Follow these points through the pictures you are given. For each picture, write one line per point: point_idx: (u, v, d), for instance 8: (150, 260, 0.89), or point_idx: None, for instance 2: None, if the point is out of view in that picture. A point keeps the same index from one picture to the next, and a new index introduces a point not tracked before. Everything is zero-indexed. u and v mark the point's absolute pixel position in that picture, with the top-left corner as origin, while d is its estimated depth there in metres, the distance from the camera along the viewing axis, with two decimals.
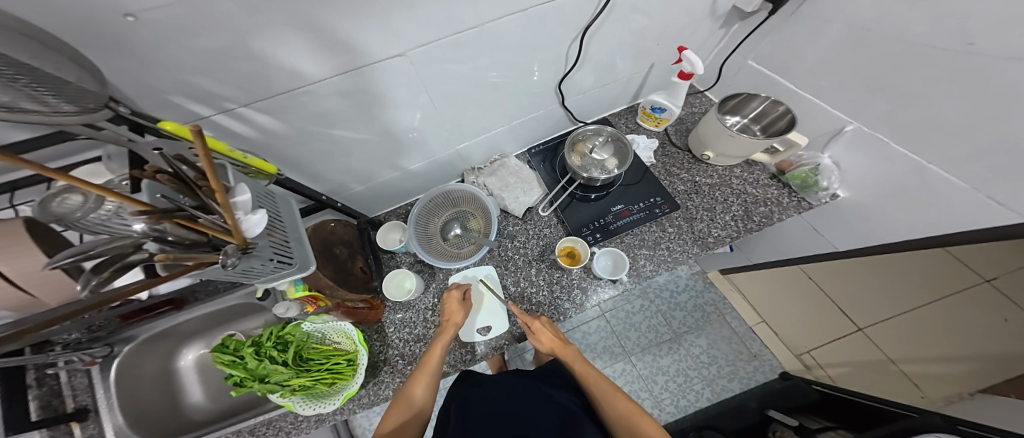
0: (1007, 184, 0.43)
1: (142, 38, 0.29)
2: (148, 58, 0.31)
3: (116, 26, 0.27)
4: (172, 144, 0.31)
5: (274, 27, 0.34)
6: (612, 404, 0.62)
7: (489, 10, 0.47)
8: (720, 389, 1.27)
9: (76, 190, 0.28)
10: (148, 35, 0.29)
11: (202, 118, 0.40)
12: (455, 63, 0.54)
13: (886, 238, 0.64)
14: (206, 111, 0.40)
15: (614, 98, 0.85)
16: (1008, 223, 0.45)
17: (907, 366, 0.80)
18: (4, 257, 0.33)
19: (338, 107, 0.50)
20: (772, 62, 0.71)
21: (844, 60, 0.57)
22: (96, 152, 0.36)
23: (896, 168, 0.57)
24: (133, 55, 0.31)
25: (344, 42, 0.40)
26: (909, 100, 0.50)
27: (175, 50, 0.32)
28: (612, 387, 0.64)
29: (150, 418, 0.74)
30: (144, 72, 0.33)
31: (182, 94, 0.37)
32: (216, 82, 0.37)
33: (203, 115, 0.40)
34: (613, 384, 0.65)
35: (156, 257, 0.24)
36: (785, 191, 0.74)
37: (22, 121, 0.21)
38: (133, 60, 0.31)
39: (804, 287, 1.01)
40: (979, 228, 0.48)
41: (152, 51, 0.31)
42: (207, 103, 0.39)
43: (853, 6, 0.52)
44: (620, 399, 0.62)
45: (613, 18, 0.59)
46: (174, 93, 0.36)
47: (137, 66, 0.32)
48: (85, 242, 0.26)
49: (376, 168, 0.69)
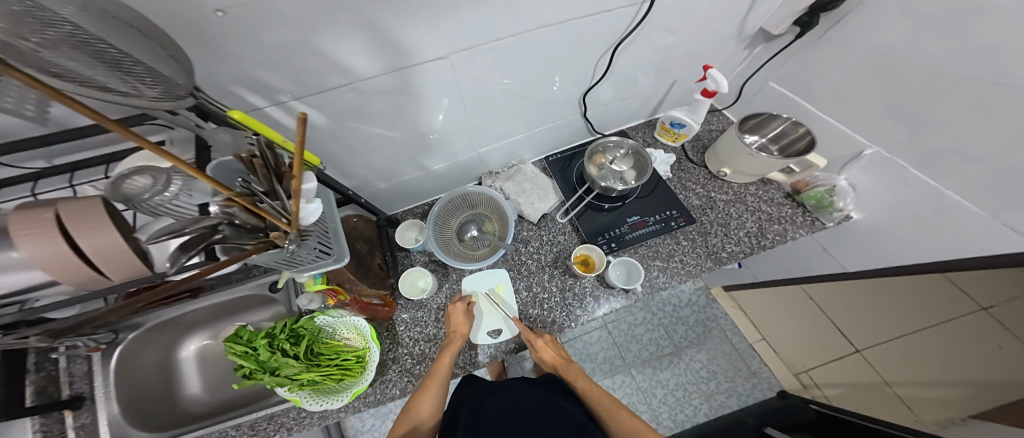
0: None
1: (225, 31, 0.32)
2: (224, 49, 0.34)
3: (205, 18, 0.30)
4: (233, 132, 0.32)
5: (339, 27, 0.37)
6: (616, 419, 0.65)
7: (528, 19, 0.49)
8: (717, 404, 1.27)
9: (140, 171, 0.29)
10: (231, 30, 0.32)
11: (256, 109, 0.42)
12: (489, 69, 0.56)
13: (896, 258, 0.67)
14: (261, 103, 0.42)
15: (633, 111, 0.87)
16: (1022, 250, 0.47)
17: (903, 390, 0.81)
18: (79, 232, 0.27)
19: (380, 104, 0.52)
20: (797, 82, 0.74)
21: (867, 86, 0.60)
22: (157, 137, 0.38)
23: (913, 191, 0.59)
24: (212, 47, 0.33)
25: (396, 43, 0.42)
26: (932, 127, 0.53)
27: (249, 43, 0.34)
28: (616, 406, 0.67)
29: (148, 410, 0.72)
30: (216, 63, 0.35)
31: (241, 86, 0.39)
32: (277, 76, 0.39)
33: (258, 105, 0.42)
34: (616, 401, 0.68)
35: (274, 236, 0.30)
36: (799, 210, 0.77)
37: (129, 105, 0.21)
38: (210, 50, 0.33)
39: (805, 307, 1.03)
40: (997, 253, 0.50)
41: (231, 42, 0.33)
42: (263, 95, 0.41)
43: (880, 35, 0.55)
44: (626, 417, 0.64)
45: (642, 36, 0.62)
46: (235, 84, 0.38)
47: (211, 55, 0.34)
48: (176, 221, 0.25)
49: (401, 167, 0.71)
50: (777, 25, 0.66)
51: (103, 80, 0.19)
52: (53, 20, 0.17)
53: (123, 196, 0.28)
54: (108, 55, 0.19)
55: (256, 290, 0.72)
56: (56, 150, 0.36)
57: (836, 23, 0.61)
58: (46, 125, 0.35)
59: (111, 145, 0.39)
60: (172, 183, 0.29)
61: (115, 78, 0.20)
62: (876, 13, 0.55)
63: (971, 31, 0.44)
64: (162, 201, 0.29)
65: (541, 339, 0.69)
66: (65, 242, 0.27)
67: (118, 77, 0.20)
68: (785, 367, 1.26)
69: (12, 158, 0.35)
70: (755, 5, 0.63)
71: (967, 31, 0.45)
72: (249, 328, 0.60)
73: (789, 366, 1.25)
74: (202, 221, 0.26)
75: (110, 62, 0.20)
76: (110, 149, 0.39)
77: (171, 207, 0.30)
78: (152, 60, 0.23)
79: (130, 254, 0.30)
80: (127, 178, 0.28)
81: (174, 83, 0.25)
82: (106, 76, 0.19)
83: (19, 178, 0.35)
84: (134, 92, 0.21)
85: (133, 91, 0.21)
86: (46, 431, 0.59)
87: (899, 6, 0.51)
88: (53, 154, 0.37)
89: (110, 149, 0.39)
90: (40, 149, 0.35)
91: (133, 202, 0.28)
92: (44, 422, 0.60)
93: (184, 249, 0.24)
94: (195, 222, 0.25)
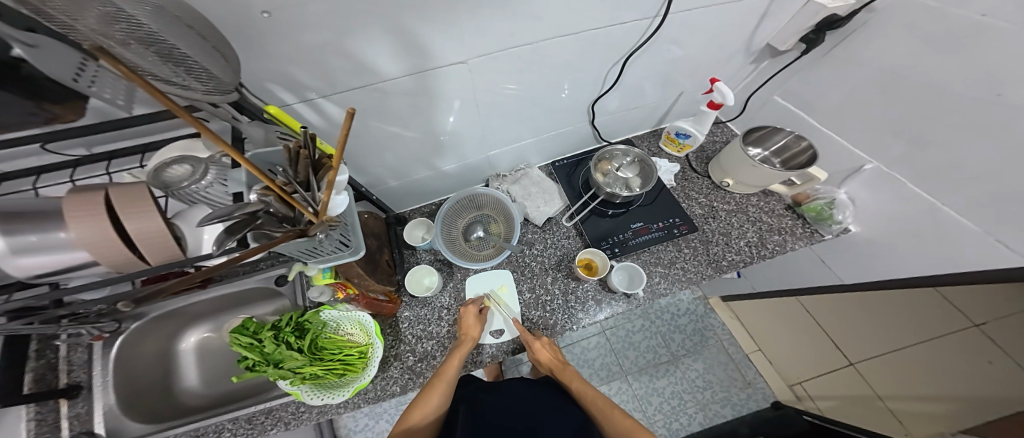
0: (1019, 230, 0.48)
1: (268, 32, 0.35)
2: (263, 48, 0.37)
3: (255, 21, 0.34)
4: (266, 127, 0.34)
5: (369, 31, 0.40)
6: (611, 419, 0.65)
7: (546, 29, 0.51)
8: (712, 414, 1.28)
9: (181, 163, 0.33)
10: (274, 31, 0.36)
11: (286, 105, 0.46)
12: (504, 74, 0.58)
13: (891, 273, 0.69)
14: (291, 99, 0.45)
15: (640, 121, 0.90)
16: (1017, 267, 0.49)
17: (895, 405, 0.83)
18: (126, 212, 0.28)
19: (399, 104, 0.54)
20: (800, 98, 0.76)
21: (870, 102, 0.62)
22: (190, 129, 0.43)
23: (909, 205, 0.62)
24: (255, 47, 0.37)
25: (419, 46, 0.45)
26: (932, 144, 0.55)
27: (287, 42, 0.37)
28: (610, 406, 0.67)
29: (144, 400, 0.70)
30: (257, 61, 0.39)
31: (276, 83, 0.42)
32: (308, 74, 0.42)
33: (288, 102, 0.46)
34: (612, 403, 0.67)
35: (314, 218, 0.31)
36: (799, 221, 0.79)
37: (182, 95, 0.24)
38: (253, 50, 0.37)
39: (800, 318, 1.06)
40: (991, 269, 0.52)
41: (269, 40, 0.36)
42: (295, 93, 0.44)
43: (887, 55, 0.57)
44: (621, 418, 0.64)
45: (652, 48, 0.64)
46: (270, 81, 0.41)
47: (254, 53, 0.37)
48: (223, 207, 0.26)
49: (412, 166, 0.73)
50: (784, 40, 0.69)
51: (167, 75, 0.21)
52: (116, 13, 0.18)
53: (163, 184, 0.32)
54: (165, 49, 0.21)
55: (262, 283, 0.72)
56: (95, 140, 0.40)
57: (842, 41, 0.64)
58: (89, 116, 0.36)
59: (147, 136, 0.42)
60: (207, 174, 0.33)
61: (174, 73, 0.22)
62: (879, 32, 0.57)
63: (972, 53, 0.46)
64: (196, 189, 0.33)
65: (538, 341, 0.70)
66: (108, 224, 0.28)
67: (178, 70, 0.22)
68: (779, 378, 1.28)
69: (56, 145, 0.39)
70: (764, 20, 0.66)
71: (967, 52, 0.47)
72: (255, 320, 0.61)
73: (784, 378, 1.27)
74: (245, 208, 0.28)
75: (162, 55, 0.20)
76: (147, 139, 0.42)
77: (203, 194, 0.33)
78: (208, 58, 0.24)
79: (165, 239, 0.30)
80: (169, 168, 0.33)
81: (221, 79, 0.26)
82: (169, 72, 0.21)
83: (59, 164, 0.38)
84: (189, 86, 0.23)
85: (188, 86, 0.23)
86: (40, 420, 0.58)
87: (903, 26, 0.53)
88: (93, 143, 0.41)
89: (145, 139, 0.42)
90: (83, 138, 0.39)
91: (170, 189, 0.32)
92: (39, 410, 0.58)
93: (230, 233, 0.26)
94: (239, 208, 0.27)
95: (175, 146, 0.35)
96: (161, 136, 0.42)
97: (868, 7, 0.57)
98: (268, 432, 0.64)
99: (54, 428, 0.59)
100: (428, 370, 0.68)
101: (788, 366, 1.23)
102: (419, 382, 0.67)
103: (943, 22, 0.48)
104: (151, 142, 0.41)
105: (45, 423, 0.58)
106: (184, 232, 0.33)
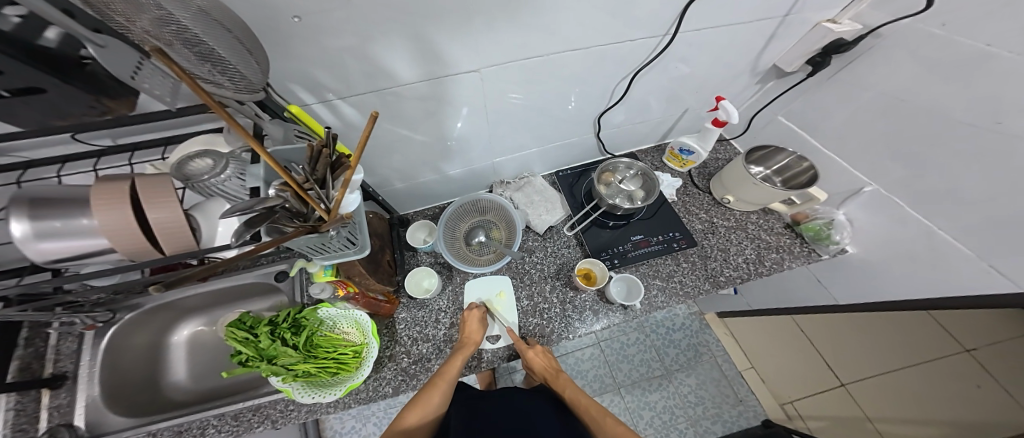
0: (1011, 257, 0.50)
1: (298, 34, 0.37)
2: (290, 49, 0.39)
3: (288, 23, 0.36)
4: (284, 124, 0.37)
5: (393, 38, 0.42)
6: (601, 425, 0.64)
7: (559, 43, 0.53)
8: (703, 430, 1.27)
9: (202, 156, 0.34)
10: (304, 34, 0.38)
11: (304, 105, 0.48)
12: (515, 84, 0.59)
13: (884, 294, 0.70)
14: (310, 99, 0.47)
15: (644, 135, 0.92)
16: (1011, 292, 0.51)
17: (885, 426, 0.83)
18: (146, 202, 0.28)
19: (413, 107, 0.56)
20: (804, 119, 0.79)
21: (874, 125, 0.64)
22: (211, 125, 0.45)
23: (907, 229, 0.64)
24: (283, 47, 0.39)
25: (438, 53, 0.46)
26: (929, 169, 0.57)
27: (315, 43, 0.39)
28: (600, 412, 0.66)
29: (128, 393, 0.67)
30: (284, 60, 0.40)
31: (298, 82, 0.44)
32: (329, 76, 0.44)
33: (307, 102, 0.48)
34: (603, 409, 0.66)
35: (326, 216, 0.32)
36: (797, 240, 0.81)
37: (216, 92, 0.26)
38: (281, 50, 0.39)
39: (794, 336, 1.07)
40: (987, 293, 0.54)
41: (294, 43, 0.38)
42: (315, 93, 0.46)
43: (887, 80, 0.60)
44: (611, 425, 0.63)
45: (659, 65, 0.66)
46: (294, 80, 0.43)
47: (282, 53, 0.39)
48: (245, 200, 0.26)
49: (419, 169, 0.74)
50: (791, 62, 0.71)
51: (203, 74, 0.24)
52: (167, 16, 0.21)
53: (184, 176, 0.32)
54: (204, 50, 0.24)
55: (260, 278, 0.72)
56: (121, 132, 0.42)
57: (846, 65, 0.66)
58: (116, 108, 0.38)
59: (168, 130, 0.43)
60: (226, 168, 0.33)
61: (211, 72, 0.25)
62: (886, 57, 0.59)
63: (979, 80, 0.48)
64: (214, 182, 0.32)
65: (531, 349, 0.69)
66: (131, 213, 0.28)
67: (209, 67, 0.24)
68: (770, 396, 1.28)
69: (84, 135, 0.40)
70: (771, 43, 0.69)
71: (971, 80, 0.49)
72: (252, 315, 0.60)
73: (776, 397, 1.27)
74: (263, 202, 0.28)
75: (201, 55, 0.24)
76: (169, 132, 0.44)
77: (221, 188, 0.34)
78: (240, 59, 0.27)
79: (184, 229, 0.30)
80: (191, 161, 0.33)
81: (251, 79, 0.29)
82: (206, 71, 0.24)
83: (85, 154, 0.40)
84: (222, 85, 0.26)
85: (221, 84, 0.26)
86: (18, 410, 0.56)
87: (907, 53, 0.56)
88: (118, 135, 0.42)
89: (168, 133, 0.44)
90: (109, 130, 0.41)
91: (191, 181, 0.32)
92: (20, 400, 0.57)
93: (249, 226, 0.26)
94: (259, 202, 0.27)
95: (196, 140, 0.37)
96: (182, 130, 0.44)
97: (875, 32, 0.59)
98: (255, 430, 0.62)
99: (33, 418, 0.57)
100: (422, 373, 0.67)
101: (780, 385, 1.23)
102: (413, 384, 0.66)
103: (948, 49, 0.50)
104: (173, 136, 0.44)
105: (24, 414, 0.57)
106: (200, 223, 0.34)
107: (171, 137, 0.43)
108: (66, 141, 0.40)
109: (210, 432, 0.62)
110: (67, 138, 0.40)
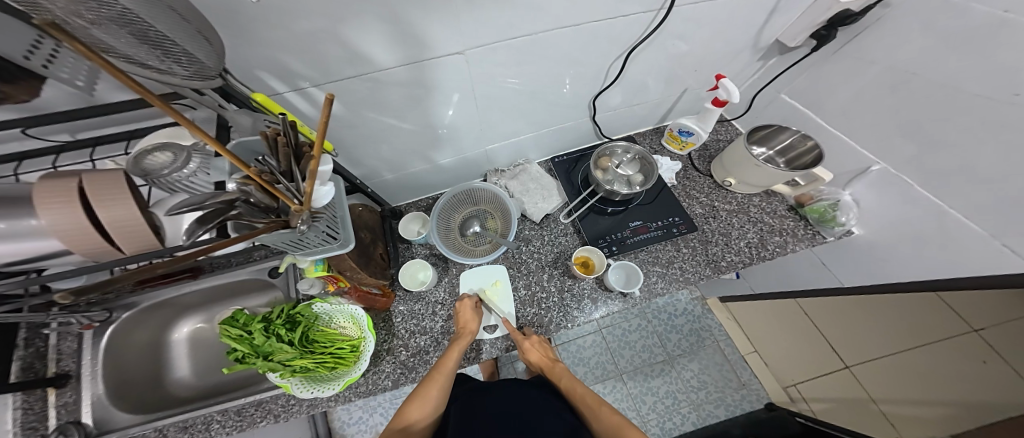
0: None
1: (255, 18, 0.35)
2: (253, 32, 0.36)
3: (243, 7, 0.33)
4: (252, 114, 0.35)
5: (363, 20, 0.39)
6: (597, 415, 0.63)
7: (547, 20, 0.50)
8: (705, 414, 1.28)
9: (160, 151, 0.34)
10: (262, 18, 0.35)
11: (276, 94, 0.46)
12: (502, 66, 0.56)
13: (891, 276, 0.68)
14: (281, 88, 0.45)
15: (641, 118, 0.88)
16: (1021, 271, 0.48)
17: (887, 406, 0.85)
18: (96, 199, 0.28)
19: (396, 94, 0.53)
20: (809, 97, 0.75)
21: (882, 100, 0.61)
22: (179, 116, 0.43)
23: (914, 210, 0.61)
24: (246, 34, 0.36)
25: (415, 35, 0.44)
26: (940, 146, 0.54)
27: (278, 29, 0.37)
28: (598, 403, 0.65)
29: (132, 390, 0.68)
30: (251, 50, 0.38)
31: (267, 71, 0.42)
32: (300, 63, 0.42)
33: (278, 91, 0.45)
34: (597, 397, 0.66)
35: (293, 209, 0.31)
36: (802, 223, 0.78)
37: (165, 81, 0.24)
38: (245, 37, 0.37)
39: (798, 320, 1.05)
40: (994, 274, 0.51)
41: (260, 28, 0.36)
42: (286, 81, 0.44)
43: (899, 49, 0.56)
44: (604, 412, 0.63)
45: (656, 42, 0.62)
46: (261, 69, 0.41)
47: (243, 38, 0.37)
48: (197, 194, 0.26)
49: (409, 159, 0.72)
50: (794, 37, 0.67)
51: (144, 58, 0.22)
52: None
53: (143, 171, 0.33)
54: (140, 30, 0.21)
55: (251, 274, 0.71)
56: (81, 125, 0.40)
57: (853, 38, 0.62)
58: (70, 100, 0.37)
59: (132, 122, 0.42)
60: (191, 162, 0.34)
61: (152, 55, 0.22)
62: (896, 28, 0.55)
63: (997, 51, 0.44)
64: (179, 178, 0.33)
65: (527, 340, 0.68)
66: (81, 213, 0.28)
67: (146, 47, 0.22)
68: (774, 380, 1.27)
69: (38, 131, 0.39)
70: (772, 16, 0.64)
71: (988, 48, 0.45)
72: (245, 312, 0.60)
73: (780, 380, 1.26)
74: (218, 197, 0.27)
75: (139, 36, 0.21)
76: (132, 125, 0.43)
77: (186, 183, 0.34)
78: (191, 47, 0.25)
79: (143, 228, 0.30)
80: (149, 155, 0.34)
81: (203, 63, 0.27)
82: (147, 55, 0.22)
83: (44, 151, 0.39)
84: (169, 69, 0.24)
85: (168, 70, 0.24)
86: (26, 408, 0.57)
87: (919, 23, 0.52)
88: (77, 130, 0.41)
89: (132, 126, 0.43)
90: (67, 124, 0.39)
91: (150, 177, 0.33)
92: (27, 399, 0.57)
93: (201, 222, 0.25)
94: (211, 196, 0.27)
95: (163, 133, 0.36)
96: (146, 122, 0.43)
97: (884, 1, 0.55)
98: (257, 425, 0.62)
99: (41, 416, 0.58)
100: (421, 366, 0.67)
101: (783, 367, 1.23)
102: (413, 377, 0.66)
103: (966, 16, 0.46)
104: (138, 130, 0.42)
105: (31, 412, 0.58)
106: (162, 222, 0.33)
107: (135, 131, 0.42)
108: (17, 136, 0.39)
109: (214, 427, 0.62)
110: (21, 134, 0.38)
